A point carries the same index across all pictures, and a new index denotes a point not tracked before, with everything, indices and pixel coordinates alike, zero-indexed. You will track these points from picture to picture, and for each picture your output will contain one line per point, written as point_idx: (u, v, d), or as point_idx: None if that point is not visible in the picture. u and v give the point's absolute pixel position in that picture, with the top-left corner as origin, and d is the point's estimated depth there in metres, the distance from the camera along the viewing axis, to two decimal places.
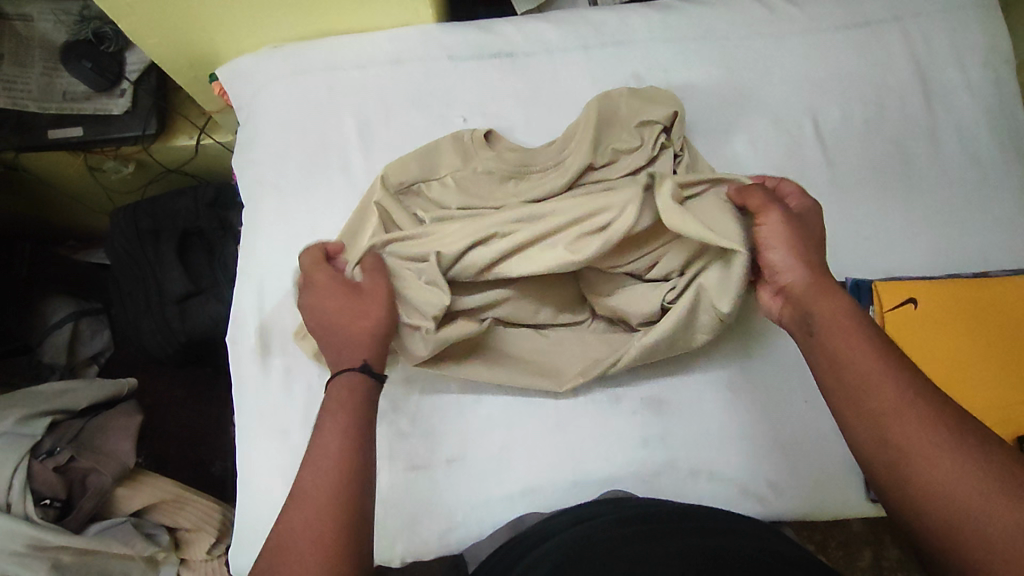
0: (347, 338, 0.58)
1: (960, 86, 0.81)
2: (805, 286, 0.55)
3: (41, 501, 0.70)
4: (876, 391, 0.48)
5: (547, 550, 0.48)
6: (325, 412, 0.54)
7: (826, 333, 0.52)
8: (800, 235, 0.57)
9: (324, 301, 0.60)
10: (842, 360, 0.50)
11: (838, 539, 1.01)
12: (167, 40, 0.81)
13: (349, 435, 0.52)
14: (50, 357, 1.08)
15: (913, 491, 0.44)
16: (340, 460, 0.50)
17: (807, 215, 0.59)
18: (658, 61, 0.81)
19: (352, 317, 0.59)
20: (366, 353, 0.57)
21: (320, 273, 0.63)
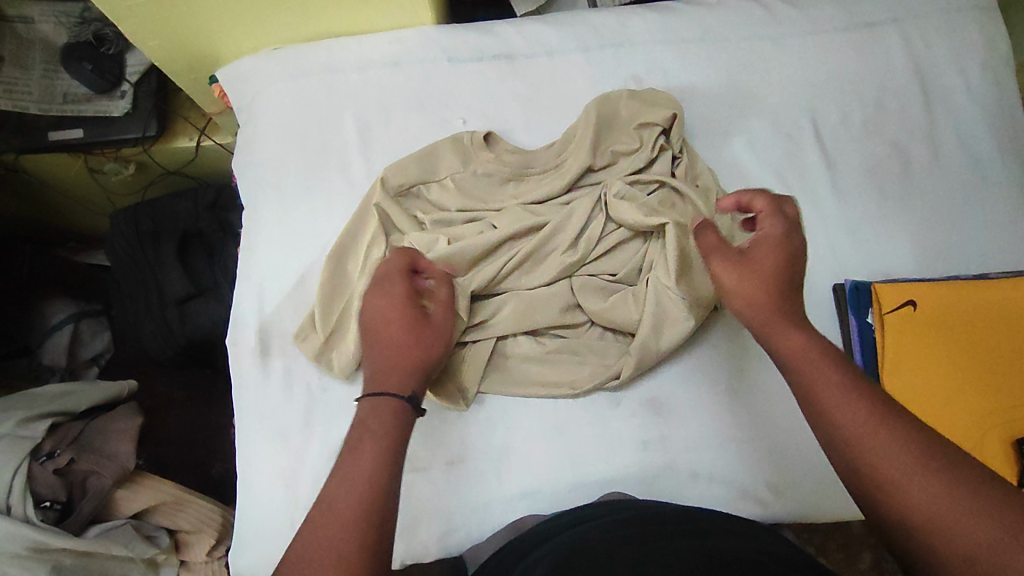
0: (399, 361, 0.56)
1: (960, 87, 0.81)
2: (766, 312, 0.53)
3: (41, 503, 0.70)
4: (841, 418, 0.47)
5: (546, 553, 0.48)
6: (363, 433, 0.50)
7: (793, 364, 0.51)
8: (754, 269, 0.55)
9: (388, 317, 0.58)
10: (810, 389, 0.49)
11: (838, 541, 1.01)
12: (167, 42, 0.81)
13: (384, 460, 0.49)
14: (49, 359, 1.09)
15: (901, 518, 0.42)
16: (372, 484, 0.47)
17: (768, 237, 0.56)
18: (658, 63, 0.81)
19: (412, 344, 0.57)
20: (413, 383, 0.55)
21: (393, 286, 0.60)
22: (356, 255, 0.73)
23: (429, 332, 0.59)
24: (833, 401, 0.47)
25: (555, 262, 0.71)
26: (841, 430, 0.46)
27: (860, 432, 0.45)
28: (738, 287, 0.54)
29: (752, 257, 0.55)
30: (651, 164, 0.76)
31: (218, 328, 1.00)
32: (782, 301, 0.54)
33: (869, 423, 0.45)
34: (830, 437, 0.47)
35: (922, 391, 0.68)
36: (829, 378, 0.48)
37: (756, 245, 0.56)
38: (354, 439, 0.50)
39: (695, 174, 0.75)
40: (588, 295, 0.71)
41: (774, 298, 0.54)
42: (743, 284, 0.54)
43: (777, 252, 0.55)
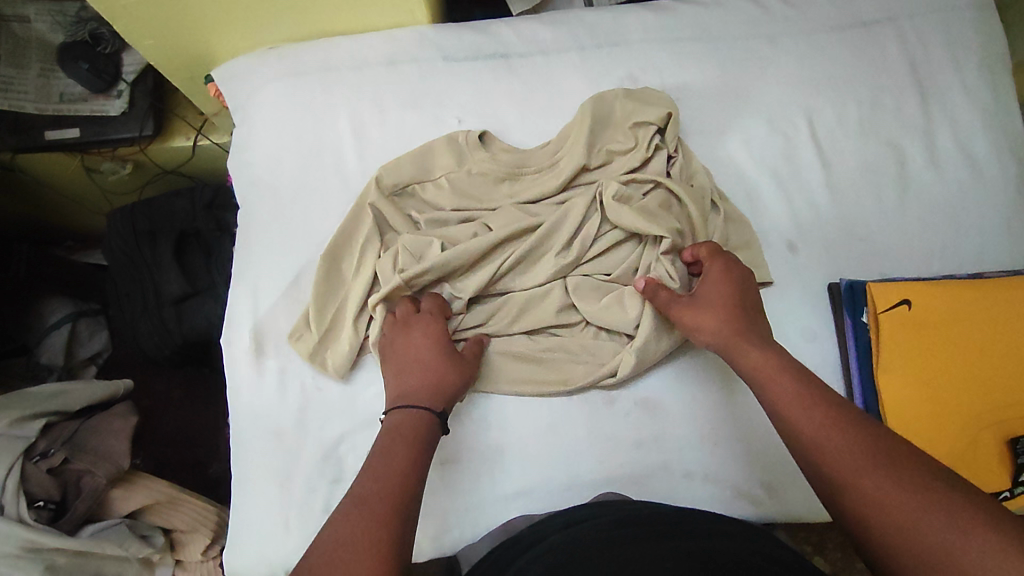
0: (429, 381, 0.62)
1: (956, 86, 0.81)
2: (722, 333, 0.60)
3: (35, 503, 0.70)
4: (801, 425, 0.51)
5: (536, 555, 0.48)
6: (396, 436, 0.56)
7: (760, 380, 0.56)
8: (709, 299, 0.62)
9: (423, 345, 0.65)
10: (775, 407, 0.54)
11: (836, 541, 1.01)
12: (162, 42, 0.81)
13: (415, 462, 0.54)
14: (47, 357, 1.08)
15: (861, 512, 0.45)
16: (404, 479, 0.52)
17: (716, 272, 0.64)
18: (653, 62, 0.81)
19: (444, 368, 0.63)
20: (435, 399, 0.61)
21: (429, 320, 0.67)
22: (349, 254, 0.73)
23: (457, 361, 0.65)
24: (794, 411, 0.52)
25: (550, 264, 0.71)
26: (802, 436, 0.50)
27: (819, 436, 0.49)
28: (695, 317, 0.62)
29: (701, 292, 0.63)
30: (647, 164, 0.76)
31: (214, 328, 1.00)
32: (740, 324, 0.60)
33: (825, 428, 0.50)
34: (794, 443, 0.51)
35: (918, 392, 0.67)
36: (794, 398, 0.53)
37: (705, 281, 0.64)
38: (386, 442, 0.56)
39: (690, 174, 0.75)
40: (583, 296, 0.70)
41: (731, 321, 0.60)
42: (697, 314, 0.62)
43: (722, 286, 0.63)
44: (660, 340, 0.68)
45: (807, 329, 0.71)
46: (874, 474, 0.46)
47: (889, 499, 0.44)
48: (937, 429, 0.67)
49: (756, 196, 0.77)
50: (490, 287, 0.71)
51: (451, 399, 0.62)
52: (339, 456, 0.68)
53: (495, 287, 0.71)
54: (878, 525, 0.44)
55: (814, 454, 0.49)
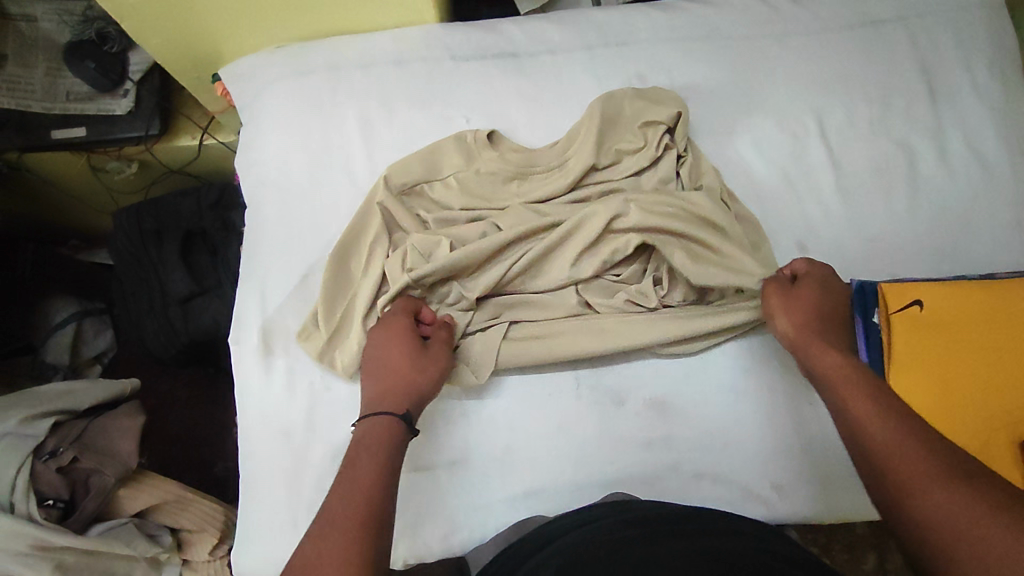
0: (390, 386, 0.60)
1: (966, 85, 0.81)
2: (807, 335, 0.62)
3: (44, 501, 0.71)
4: (869, 433, 0.52)
5: (547, 557, 0.47)
6: (360, 447, 0.55)
7: (831, 382, 0.58)
8: (803, 304, 0.64)
9: (390, 347, 0.63)
10: (845, 408, 0.55)
11: (842, 542, 1.01)
12: (170, 41, 0.81)
13: (383, 469, 0.53)
14: (53, 356, 1.08)
15: (915, 515, 0.45)
16: (373, 487, 0.51)
17: (814, 282, 0.66)
18: (662, 61, 0.81)
19: (407, 371, 0.61)
20: (407, 404, 0.59)
21: (395, 320, 0.65)
22: (357, 254, 0.73)
23: (425, 360, 0.63)
24: (865, 417, 0.53)
25: (564, 264, 0.71)
26: (869, 442, 0.52)
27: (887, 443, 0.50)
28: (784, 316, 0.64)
29: (798, 297, 0.65)
30: (656, 164, 0.75)
31: (221, 327, 1.00)
32: (824, 332, 0.63)
33: (895, 435, 0.50)
34: (861, 452, 0.52)
35: (927, 392, 0.67)
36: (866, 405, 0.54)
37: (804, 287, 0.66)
38: (352, 452, 0.55)
39: (699, 174, 0.75)
40: (593, 295, 0.71)
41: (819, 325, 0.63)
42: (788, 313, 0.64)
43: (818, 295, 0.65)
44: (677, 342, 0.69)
45: None
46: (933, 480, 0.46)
47: (943, 502, 0.44)
48: (945, 430, 0.66)
49: (765, 196, 0.77)
50: (501, 286, 0.71)
51: (417, 401, 0.60)
52: None
53: (506, 287, 0.71)
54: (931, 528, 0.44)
55: (879, 459, 0.50)
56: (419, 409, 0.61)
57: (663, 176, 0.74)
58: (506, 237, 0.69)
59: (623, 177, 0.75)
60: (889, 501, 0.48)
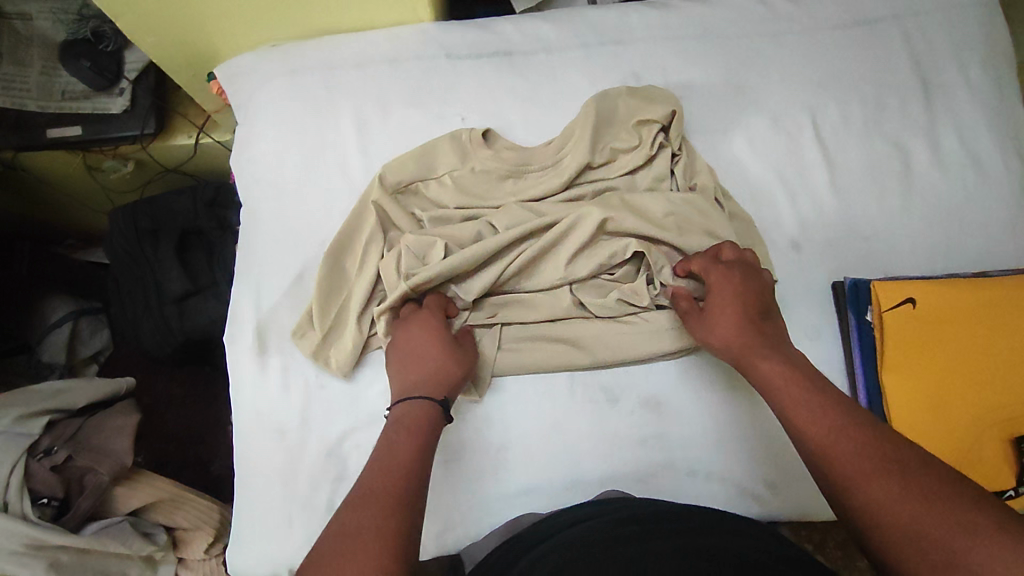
0: (429, 373, 0.61)
1: (960, 84, 0.81)
2: (738, 346, 0.60)
3: (39, 500, 0.70)
4: (812, 439, 0.51)
5: (547, 550, 0.48)
6: (403, 429, 0.56)
7: (768, 390, 0.57)
8: (716, 315, 0.62)
9: (423, 338, 0.64)
10: (783, 410, 0.54)
11: (838, 540, 1.01)
12: (165, 39, 0.81)
13: (421, 453, 0.54)
14: (49, 356, 1.08)
15: (868, 517, 0.45)
16: (413, 470, 0.52)
17: (717, 282, 0.64)
18: (657, 60, 0.81)
19: (444, 360, 0.63)
20: (445, 390, 0.61)
21: (428, 313, 0.67)
22: (352, 253, 0.73)
23: (458, 354, 0.64)
24: (809, 425, 0.51)
25: (559, 264, 0.71)
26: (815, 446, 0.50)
27: (832, 448, 0.49)
28: (708, 332, 0.62)
29: (710, 308, 0.63)
30: (650, 163, 0.76)
31: (217, 326, 1.00)
32: (757, 336, 0.60)
33: (830, 432, 0.50)
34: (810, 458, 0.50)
35: (920, 391, 0.68)
36: (802, 403, 0.53)
37: (711, 296, 0.64)
38: (394, 433, 0.55)
39: (693, 173, 0.75)
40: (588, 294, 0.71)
41: (745, 333, 0.60)
42: (708, 329, 0.62)
43: (729, 297, 0.63)
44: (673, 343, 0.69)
45: (811, 328, 0.71)
46: (882, 479, 0.45)
47: (893, 502, 0.44)
48: (939, 429, 0.67)
49: (760, 194, 0.77)
50: (497, 287, 0.71)
51: (452, 388, 0.62)
52: (342, 454, 0.68)
53: (502, 289, 0.71)
54: (881, 528, 0.44)
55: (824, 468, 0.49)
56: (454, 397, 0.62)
57: (657, 175, 0.75)
58: (501, 240, 0.69)
59: (618, 176, 0.75)
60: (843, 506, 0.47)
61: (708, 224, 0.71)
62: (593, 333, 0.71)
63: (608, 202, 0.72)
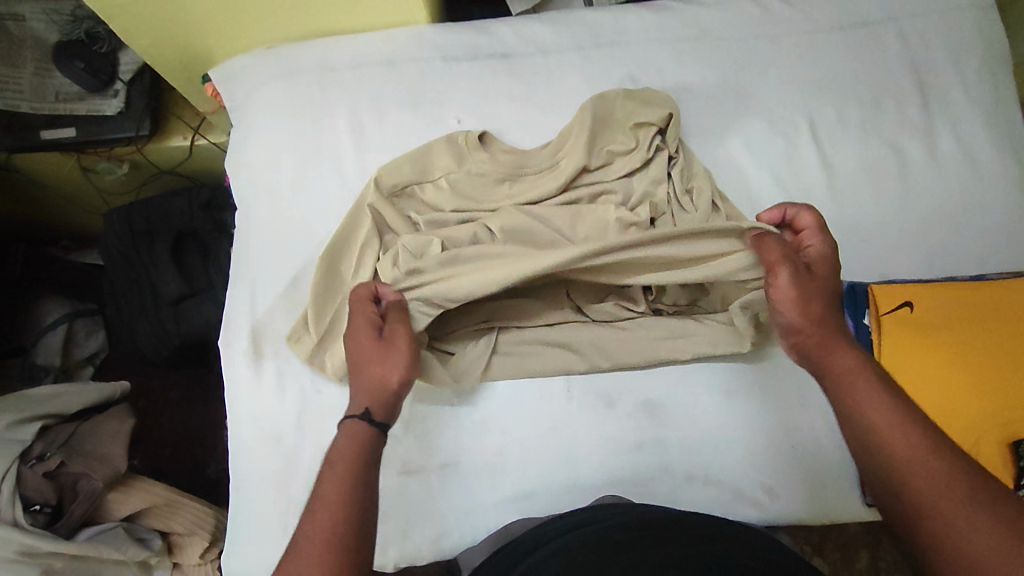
0: (356, 390, 0.57)
1: (958, 86, 0.81)
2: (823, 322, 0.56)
3: (30, 507, 0.69)
4: (861, 403, 0.51)
5: (541, 559, 0.47)
6: (326, 464, 0.52)
7: (839, 378, 0.53)
8: (812, 288, 0.57)
9: (352, 347, 0.59)
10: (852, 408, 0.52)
11: (835, 542, 1.04)
12: (158, 41, 0.80)
13: (350, 489, 0.49)
14: (43, 358, 1.07)
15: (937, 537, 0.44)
16: (342, 510, 0.48)
17: (819, 255, 0.60)
18: (654, 62, 0.81)
19: (370, 363, 0.58)
20: (369, 400, 0.55)
21: (354, 317, 0.61)
22: (347, 255, 0.72)
23: (385, 349, 0.58)
24: (859, 392, 0.52)
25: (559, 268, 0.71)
26: (863, 410, 0.51)
27: (877, 414, 0.50)
28: (800, 290, 0.56)
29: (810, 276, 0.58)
30: (648, 166, 0.75)
31: (211, 329, 0.99)
32: (837, 319, 0.56)
33: (914, 444, 0.48)
34: (870, 452, 0.50)
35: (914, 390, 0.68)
36: (878, 407, 0.50)
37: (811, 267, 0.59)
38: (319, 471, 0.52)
39: (691, 175, 0.75)
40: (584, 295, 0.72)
41: (831, 314, 0.56)
42: (805, 289, 0.56)
43: (826, 271, 0.59)
44: (675, 348, 0.69)
45: None
46: (920, 455, 0.47)
47: (954, 518, 0.44)
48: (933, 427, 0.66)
49: (757, 197, 0.76)
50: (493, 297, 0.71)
51: (383, 390, 0.56)
52: None
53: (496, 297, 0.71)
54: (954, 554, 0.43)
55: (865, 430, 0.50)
56: (395, 404, 0.56)
57: (654, 177, 0.74)
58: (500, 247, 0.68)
59: (615, 179, 0.75)
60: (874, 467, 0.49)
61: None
62: (584, 340, 0.71)
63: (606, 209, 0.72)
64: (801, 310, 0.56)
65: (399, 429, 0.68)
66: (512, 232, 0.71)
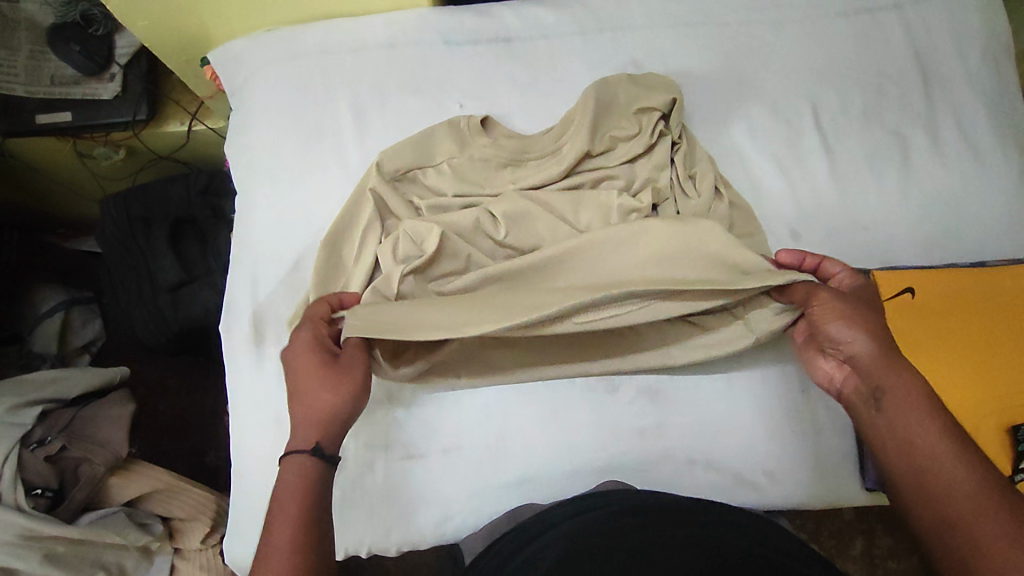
0: (301, 416, 0.55)
1: (960, 73, 0.81)
2: (875, 362, 0.55)
3: (33, 491, 0.70)
4: (925, 431, 0.51)
5: (547, 542, 0.47)
6: (276, 502, 0.51)
7: (894, 407, 0.53)
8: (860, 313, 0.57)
9: (297, 369, 0.57)
10: (909, 438, 0.52)
11: (830, 529, 1.05)
12: (157, 23, 0.80)
13: (300, 531, 0.49)
14: (41, 346, 1.05)
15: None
16: (294, 556, 0.48)
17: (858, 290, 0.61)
18: (657, 47, 0.80)
19: (314, 392, 0.56)
20: (316, 433, 0.54)
21: (300, 335, 0.59)
22: (350, 237, 0.71)
23: (334, 377, 0.57)
24: (921, 420, 0.52)
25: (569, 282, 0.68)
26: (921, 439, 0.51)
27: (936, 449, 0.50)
28: (843, 328, 0.57)
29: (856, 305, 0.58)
30: (650, 151, 0.75)
31: (211, 316, 0.99)
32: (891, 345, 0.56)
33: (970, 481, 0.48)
34: (924, 485, 0.50)
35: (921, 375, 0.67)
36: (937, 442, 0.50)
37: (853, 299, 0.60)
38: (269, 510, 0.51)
39: (693, 162, 0.75)
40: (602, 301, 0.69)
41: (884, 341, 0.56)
42: (853, 328, 0.56)
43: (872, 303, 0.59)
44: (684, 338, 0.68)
45: None
46: (973, 492, 0.47)
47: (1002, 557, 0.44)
48: None
49: (760, 184, 0.76)
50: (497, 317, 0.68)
51: (329, 424, 0.55)
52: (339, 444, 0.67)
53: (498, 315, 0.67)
54: None
55: (923, 464, 0.50)
56: (343, 431, 0.56)
57: (657, 162, 0.74)
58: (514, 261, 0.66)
59: (617, 164, 0.75)
60: (926, 498, 0.49)
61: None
62: (581, 341, 0.69)
63: (616, 198, 0.71)
64: (847, 345, 0.57)
65: (402, 415, 0.68)
66: (514, 217, 0.70)
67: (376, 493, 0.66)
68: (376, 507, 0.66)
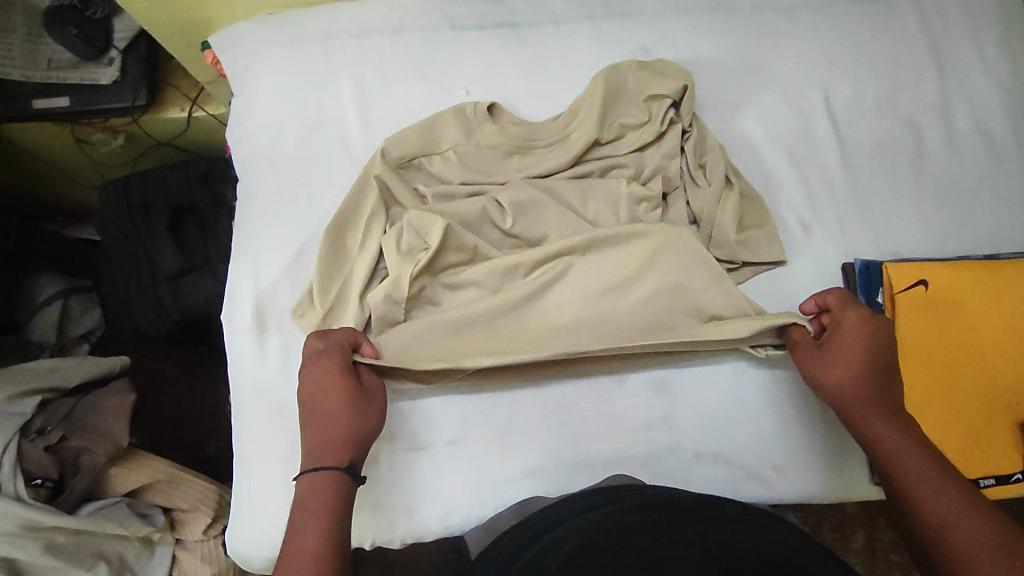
0: (329, 435, 0.55)
1: (974, 62, 0.80)
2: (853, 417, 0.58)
3: (32, 482, 0.69)
4: (907, 464, 0.54)
5: (558, 538, 0.46)
6: (301, 510, 0.52)
7: (881, 445, 0.56)
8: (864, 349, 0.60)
9: (322, 389, 0.57)
10: (894, 471, 0.54)
11: (832, 521, 1.05)
12: (157, 5, 0.78)
13: (328, 540, 0.50)
14: (38, 335, 1.04)
15: None
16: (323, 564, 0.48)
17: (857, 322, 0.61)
18: (667, 32, 0.79)
19: (349, 415, 0.56)
20: (350, 454, 0.55)
21: (327, 360, 0.58)
22: (353, 227, 0.70)
23: (365, 402, 0.58)
24: (904, 455, 0.54)
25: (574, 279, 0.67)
26: (908, 477, 0.53)
27: (920, 490, 0.52)
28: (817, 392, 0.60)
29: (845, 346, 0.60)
30: (661, 140, 0.74)
31: (212, 305, 0.98)
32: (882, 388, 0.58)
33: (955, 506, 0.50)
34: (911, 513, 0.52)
35: (930, 373, 0.66)
36: (920, 472, 0.53)
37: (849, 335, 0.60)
38: (292, 518, 0.52)
39: (704, 150, 0.74)
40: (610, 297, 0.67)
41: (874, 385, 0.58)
42: (821, 390, 0.60)
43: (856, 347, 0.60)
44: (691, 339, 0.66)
45: None
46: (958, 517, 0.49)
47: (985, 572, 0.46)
48: (946, 410, 0.66)
49: (770, 174, 0.75)
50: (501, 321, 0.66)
51: (359, 446, 0.56)
52: None
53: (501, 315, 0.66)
54: None
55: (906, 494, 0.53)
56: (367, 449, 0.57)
57: (668, 151, 0.72)
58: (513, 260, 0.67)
59: (626, 153, 0.73)
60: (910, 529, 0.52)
61: (717, 215, 0.71)
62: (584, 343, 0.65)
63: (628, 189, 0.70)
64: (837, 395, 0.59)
65: (406, 405, 0.66)
66: (521, 206, 0.69)
67: (379, 485, 0.65)
68: (380, 499, 0.65)
